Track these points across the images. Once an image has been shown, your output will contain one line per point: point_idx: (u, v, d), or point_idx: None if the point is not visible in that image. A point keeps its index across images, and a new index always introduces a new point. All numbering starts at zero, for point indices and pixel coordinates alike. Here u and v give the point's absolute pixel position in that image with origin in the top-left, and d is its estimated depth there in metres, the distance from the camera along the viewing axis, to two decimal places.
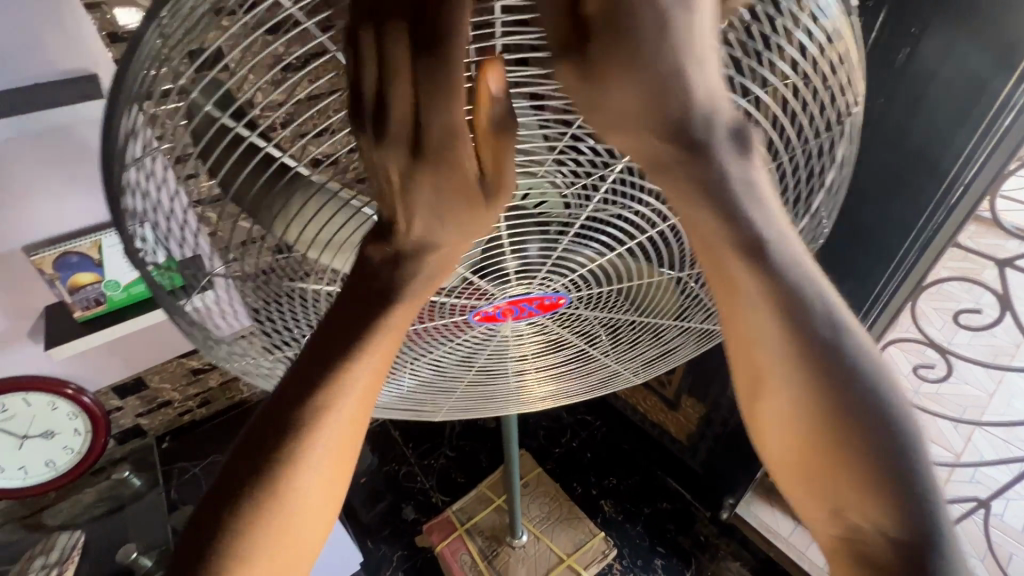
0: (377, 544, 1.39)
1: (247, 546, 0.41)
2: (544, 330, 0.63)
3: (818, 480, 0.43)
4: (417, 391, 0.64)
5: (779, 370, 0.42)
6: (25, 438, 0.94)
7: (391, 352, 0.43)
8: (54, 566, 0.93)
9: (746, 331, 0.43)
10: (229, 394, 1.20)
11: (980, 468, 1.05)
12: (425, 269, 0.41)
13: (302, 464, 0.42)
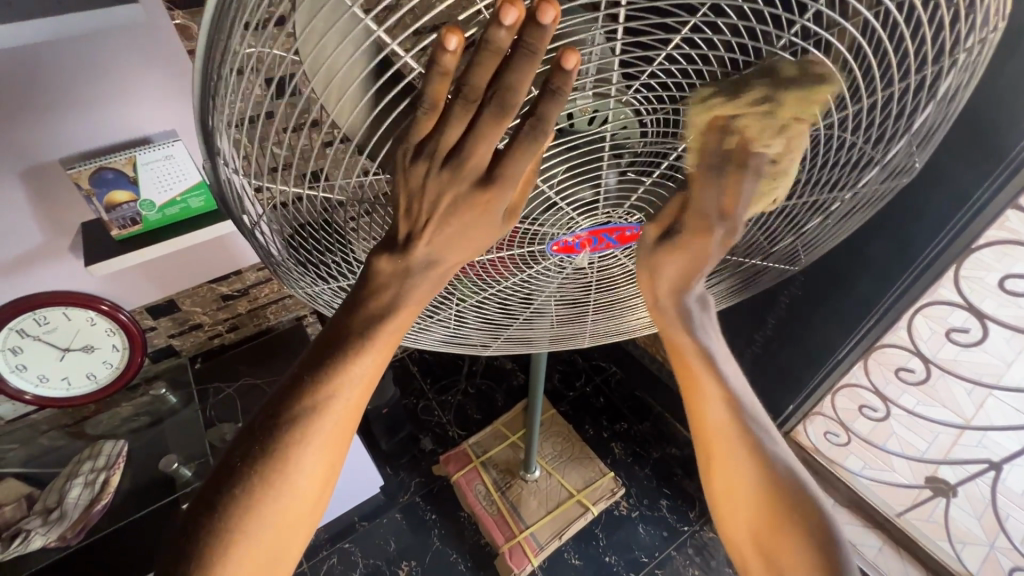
0: (395, 470, 1.44)
1: (240, 531, 0.40)
2: (604, 271, 0.62)
3: (771, 547, 0.54)
4: (469, 329, 0.65)
5: (731, 437, 0.55)
6: (67, 350, 0.97)
7: (389, 353, 0.43)
8: (104, 469, 1.00)
9: (707, 428, 0.56)
10: (257, 321, 1.23)
11: (988, 434, 1.05)
12: (432, 276, 0.42)
13: (295, 461, 0.41)
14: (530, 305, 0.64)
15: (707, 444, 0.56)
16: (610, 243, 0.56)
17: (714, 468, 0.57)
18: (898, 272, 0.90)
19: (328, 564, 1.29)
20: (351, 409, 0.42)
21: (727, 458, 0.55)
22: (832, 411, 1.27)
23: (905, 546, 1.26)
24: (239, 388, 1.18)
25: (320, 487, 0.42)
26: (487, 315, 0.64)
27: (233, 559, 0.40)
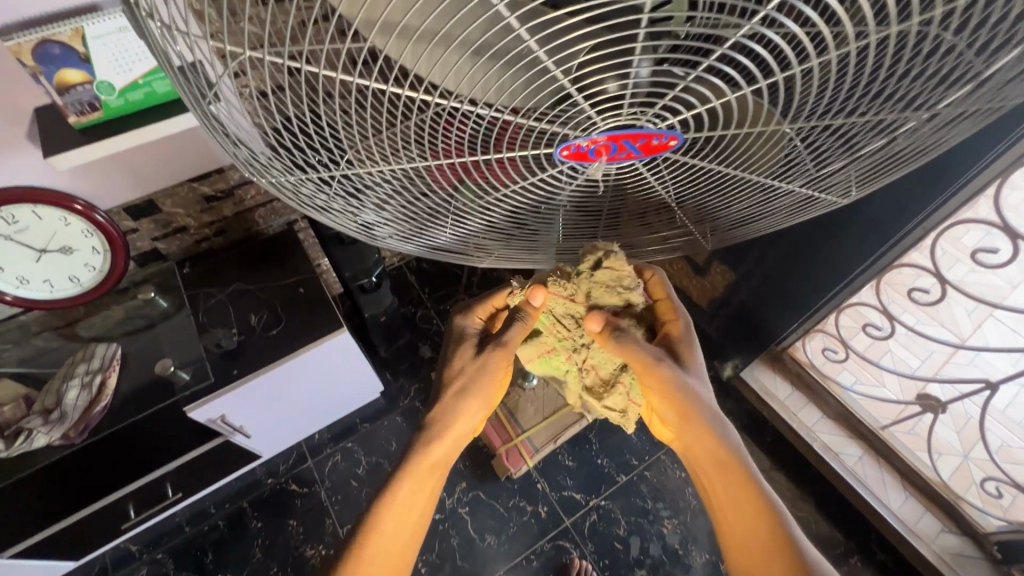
0: (395, 376, 1.47)
1: (369, 542, 0.69)
2: (634, 181, 0.52)
3: None
4: (467, 238, 0.58)
5: (743, 513, 0.65)
6: (43, 252, 0.92)
7: (457, 439, 0.73)
8: (98, 371, 0.98)
9: (725, 507, 0.67)
10: (244, 224, 1.15)
11: (981, 353, 1.06)
12: (475, 405, 0.73)
13: (402, 498, 0.70)
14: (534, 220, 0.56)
15: (717, 494, 0.68)
16: (631, 154, 0.43)
17: (724, 515, 0.68)
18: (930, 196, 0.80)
19: (332, 461, 1.35)
20: (425, 483, 0.71)
21: (737, 515, 0.66)
22: (833, 328, 1.26)
23: (885, 456, 1.30)
24: (229, 293, 1.09)
25: (410, 535, 0.71)
26: (485, 226, 0.56)
27: (367, 556, 0.68)
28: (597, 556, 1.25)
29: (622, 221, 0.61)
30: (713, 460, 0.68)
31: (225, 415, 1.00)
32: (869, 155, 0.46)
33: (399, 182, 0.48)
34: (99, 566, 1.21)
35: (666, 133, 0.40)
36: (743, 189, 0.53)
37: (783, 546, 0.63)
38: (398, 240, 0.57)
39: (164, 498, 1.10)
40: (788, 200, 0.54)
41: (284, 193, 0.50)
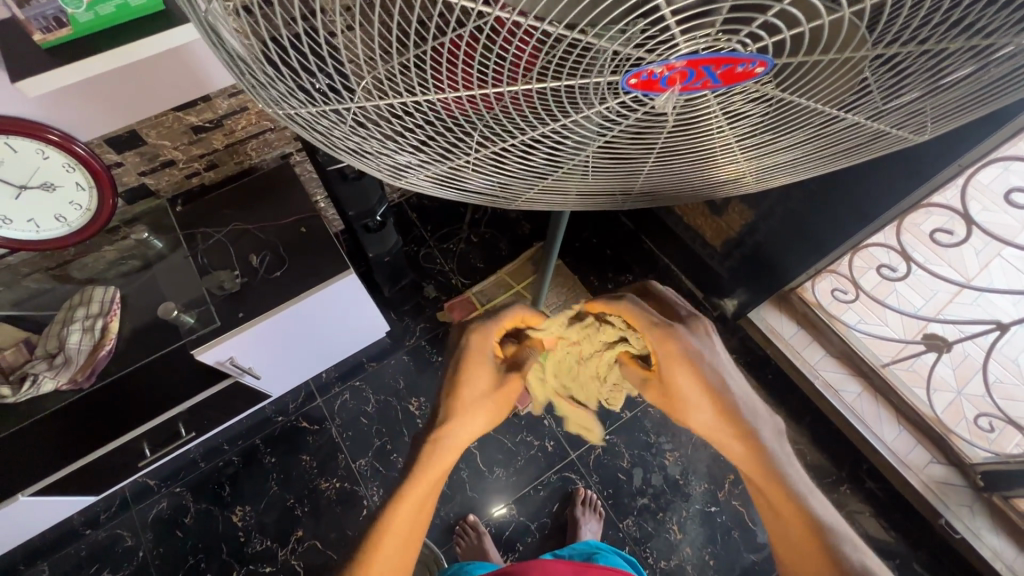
0: (400, 316, 1.45)
1: (371, 550, 0.61)
2: (690, 120, 0.44)
3: (775, 515, 0.59)
4: (493, 181, 0.52)
5: (713, 422, 0.65)
6: (22, 189, 0.86)
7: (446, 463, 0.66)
8: (99, 315, 0.93)
9: (695, 423, 0.67)
10: (237, 160, 1.12)
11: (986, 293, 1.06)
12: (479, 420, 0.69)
13: (398, 504, 0.62)
14: (569, 166, 0.50)
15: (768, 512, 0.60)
16: (707, 83, 0.37)
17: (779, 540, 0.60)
18: (976, 131, 0.74)
19: (341, 400, 1.36)
20: (433, 492, 0.65)
21: (786, 539, 0.58)
22: (846, 269, 1.25)
23: (882, 393, 1.33)
24: (228, 234, 1.04)
25: (409, 546, 0.63)
26: (517, 171, 0.50)
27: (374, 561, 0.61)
28: (602, 486, 1.30)
29: (662, 171, 0.53)
30: (753, 475, 0.61)
31: (234, 356, 0.98)
32: (951, 88, 0.39)
33: (427, 112, 0.41)
34: (119, 499, 1.24)
35: (755, 60, 0.34)
36: (808, 127, 0.45)
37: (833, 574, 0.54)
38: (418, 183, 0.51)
39: (178, 437, 1.11)
40: (856, 140, 0.46)
41: (296, 119, 0.44)
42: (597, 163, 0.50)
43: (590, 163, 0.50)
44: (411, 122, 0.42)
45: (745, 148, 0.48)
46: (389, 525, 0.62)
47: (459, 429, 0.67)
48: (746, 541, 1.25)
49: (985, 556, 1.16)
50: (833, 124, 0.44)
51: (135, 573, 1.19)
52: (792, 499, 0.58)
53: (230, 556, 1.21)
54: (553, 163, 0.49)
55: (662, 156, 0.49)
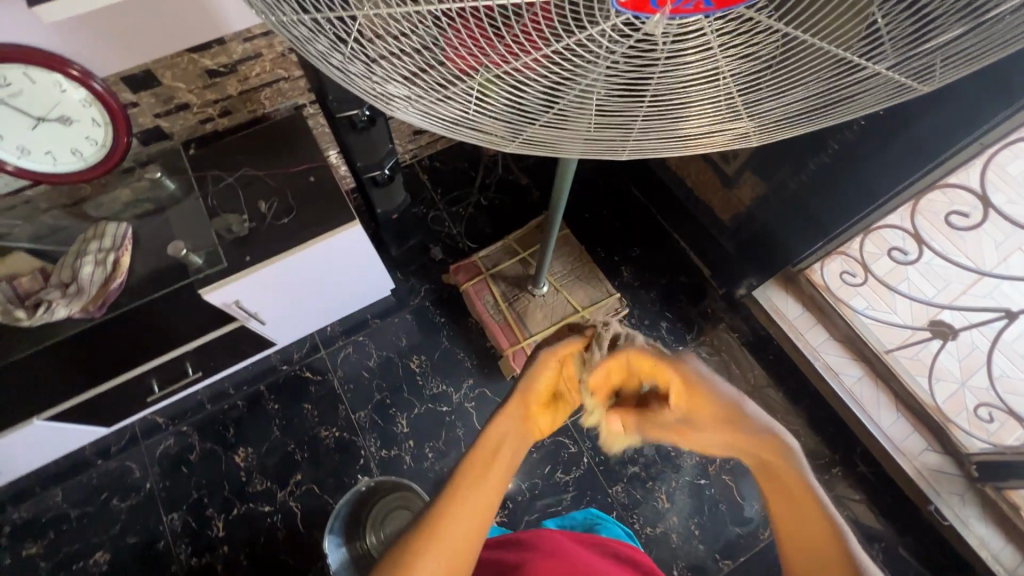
0: (406, 276, 1.47)
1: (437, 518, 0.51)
2: (686, 56, 0.43)
3: (779, 511, 0.53)
4: (485, 121, 0.50)
5: (706, 439, 0.58)
6: (40, 121, 0.87)
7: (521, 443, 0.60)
8: (111, 250, 0.94)
9: (688, 439, 0.60)
10: (250, 107, 1.12)
11: (1006, 283, 1.05)
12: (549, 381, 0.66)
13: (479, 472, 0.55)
14: (564, 107, 0.48)
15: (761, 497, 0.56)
16: (700, 5, 0.38)
17: (786, 547, 0.52)
18: (989, 103, 0.73)
19: (344, 353, 1.39)
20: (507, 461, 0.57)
21: (798, 541, 0.51)
22: (856, 251, 1.23)
23: (883, 379, 1.31)
24: (238, 179, 1.05)
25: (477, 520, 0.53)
26: (531, 118, 0.50)
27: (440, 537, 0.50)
28: (594, 453, 1.32)
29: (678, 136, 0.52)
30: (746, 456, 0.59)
31: (240, 300, 1.01)
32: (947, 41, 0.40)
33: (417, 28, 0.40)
34: (129, 433, 1.29)
35: None
36: (819, 75, 0.45)
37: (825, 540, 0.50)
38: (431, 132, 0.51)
39: (184, 375, 1.15)
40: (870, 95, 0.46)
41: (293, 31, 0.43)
42: (593, 107, 0.48)
43: (605, 117, 0.49)
44: (422, 51, 0.42)
45: (751, 94, 0.47)
46: (461, 488, 0.53)
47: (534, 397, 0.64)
48: (733, 514, 1.26)
49: (971, 543, 1.16)
50: (846, 72, 0.44)
51: (141, 502, 1.25)
52: (804, 495, 0.52)
53: (231, 494, 1.26)
54: (548, 103, 0.47)
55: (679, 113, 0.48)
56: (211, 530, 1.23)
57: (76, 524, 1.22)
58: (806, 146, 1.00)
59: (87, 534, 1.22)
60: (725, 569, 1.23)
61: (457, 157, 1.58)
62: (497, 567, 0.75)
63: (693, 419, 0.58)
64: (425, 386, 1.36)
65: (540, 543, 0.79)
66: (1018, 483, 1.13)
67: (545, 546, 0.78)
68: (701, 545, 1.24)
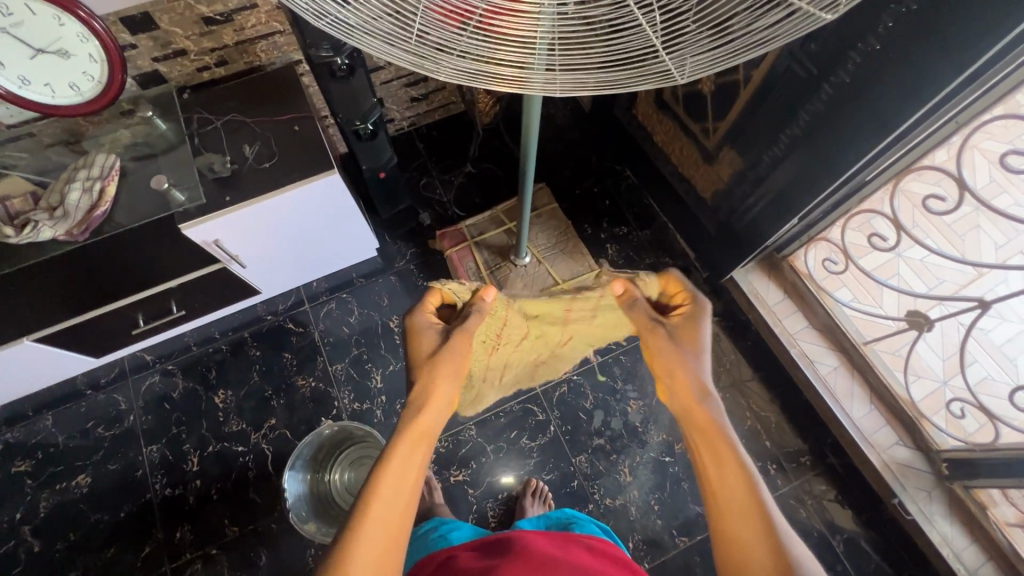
0: (393, 240, 1.50)
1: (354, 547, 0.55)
2: None
3: (715, 468, 0.62)
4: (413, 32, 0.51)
5: (689, 390, 0.70)
6: (39, 52, 0.93)
7: (422, 449, 0.65)
8: (98, 178, 0.99)
9: (674, 378, 0.71)
10: (246, 59, 1.16)
11: (1012, 275, 0.96)
12: (439, 371, 0.74)
13: (386, 480, 0.60)
14: (487, 18, 0.49)
15: (701, 458, 0.64)
16: None
17: (716, 497, 0.61)
18: (948, 72, 0.72)
19: (327, 308, 1.43)
20: (415, 460, 0.63)
21: (725, 486, 0.60)
22: (839, 238, 1.22)
23: (860, 370, 1.29)
24: (227, 124, 1.10)
25: (395, 530, 0.57)
26: (459, 32, 0.51)
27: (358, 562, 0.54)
28: (561, 422, 1.33)
29: (606, 81, 0.54)
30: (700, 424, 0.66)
31: (220, 240, 1.05)
32: None
33: None
34: (119, 368, 1.36)
35: None
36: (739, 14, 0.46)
37: (754, 509, 0.58)
38: (367, 47, 0.52)
39: (169, 313, 1.20)
40: (787, 35, 0.47)
41: None
42: (514, 20, 0.49)
43: (532, 35, 0.50)
44: None
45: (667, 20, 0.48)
46: (370, 514, 0.57)
47: (434, 393, 0.71)
48: (694, 493, 1.27)
49: (933, 539, 1.14)
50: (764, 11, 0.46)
51: (124, 433, 1.31)
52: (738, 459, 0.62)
53: (208, 432, 1.31)
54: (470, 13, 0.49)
55: (607, 46, 0.50)
56: (187, 465, 1.28)
57: (62, 447, 1.29)
58: (783, 120, 1.00)
59: (72, 458, 1.28)
60: (681, 545, 1.23)
61: (454, 128, 1.61)
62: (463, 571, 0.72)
63: (691, 365, 0.72)
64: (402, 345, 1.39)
65: (512, 546, 0.75)
66: (986, 482, 1.11)
67: (517, 547, 0.74)
68: (658, 520, 1.25)
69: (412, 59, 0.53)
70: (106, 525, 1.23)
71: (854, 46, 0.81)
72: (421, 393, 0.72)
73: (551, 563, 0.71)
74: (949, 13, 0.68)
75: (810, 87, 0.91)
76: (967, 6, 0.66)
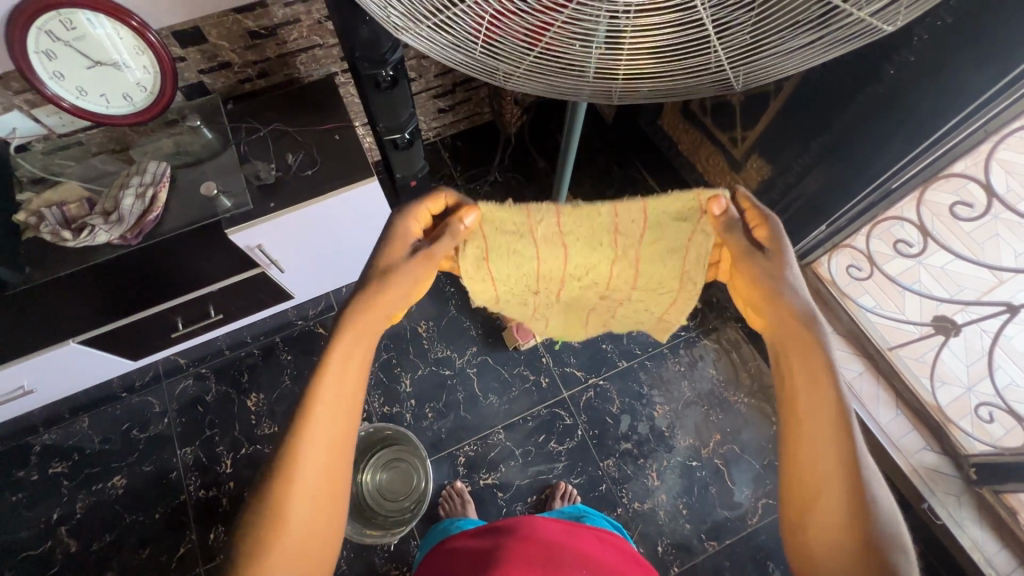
0: None
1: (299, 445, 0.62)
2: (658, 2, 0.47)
3: (814, 411, 0.65)
4: (487, 52, 0.56)
5: (797, 331, 0.70)
6: (97, 64, 0.97)
7: (357, 354, 0.69)
8: (150, 184, 1.03)
9: (784, 317, 0.70)
10: (286, 71, 1.21)
11: None
12: (394, 282, 0.71)
13: (325, 386, 0.65)
14: (554, 45, 0.53)
15: (794, 386, 0.69)
16: None
17: (800, 436, 0.66)
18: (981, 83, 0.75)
19: None
20: (354, 363, 0.68)
21: (813, 425, 0.65)
22: (863, 245, 1.24)
23: (886, 376, 1.31)
24: (271, 132, 1.14)
25: (342, 431, 0.65)
26: (528, 54, 0.55)
27: (302, 460, 0.61)
28: (588, 426, 1.35)
29: (661, 84, 0.56)
30: (797, 363, 0.69)
31: (262, 245, 1.08)
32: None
33: None
34: (153, 371, 1.38)
35: None
36: (791, 35, 0.50)
37: (840, 453, 0.63)
38: (447, 63, 0.57)
39: (207, 316, 1.23)
40: (840, 49, 0.50)
41: None
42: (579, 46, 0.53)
43: (596, 58, 0.54)
44: None
45: (726, 45, 0.51)
46: (315, 412, 0.63)
47: (378, 298, 0.71)
48: (723, 497, 1.28)
49: (964, 544, 1.15)
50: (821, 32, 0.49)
51: (159, 435, 1.33)
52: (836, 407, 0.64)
53: (241, 434, 1.33)
54: (539, 40, 0.53)
55: (664, 59, 0.53)
56: (220, 467, 1.30)
57: (98, 449, 1.31)
58: (812, 130, 1.03)
59: (108, 459, 1.30)
60: (710, 549, 1.24)
61: (478, 137, 1.64)
62: (466, 550, 0.74)
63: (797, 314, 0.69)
64: (431, 349, 1.42)
65: (512, 527, 0.77)
66: (1016, 487, 1.11)
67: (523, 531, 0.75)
68: (687, 524, 1.26)
69: (486, 73, 0.58)
70: (141, 526, 1.25)
71: (888, 57, 0.83)
72: (365, 297, 0.70)
73: (554, 548, 0.73)
74: (978, 30, 0.72)
75: (842, 96, 0.94)
76: (996, 24, 0.70)
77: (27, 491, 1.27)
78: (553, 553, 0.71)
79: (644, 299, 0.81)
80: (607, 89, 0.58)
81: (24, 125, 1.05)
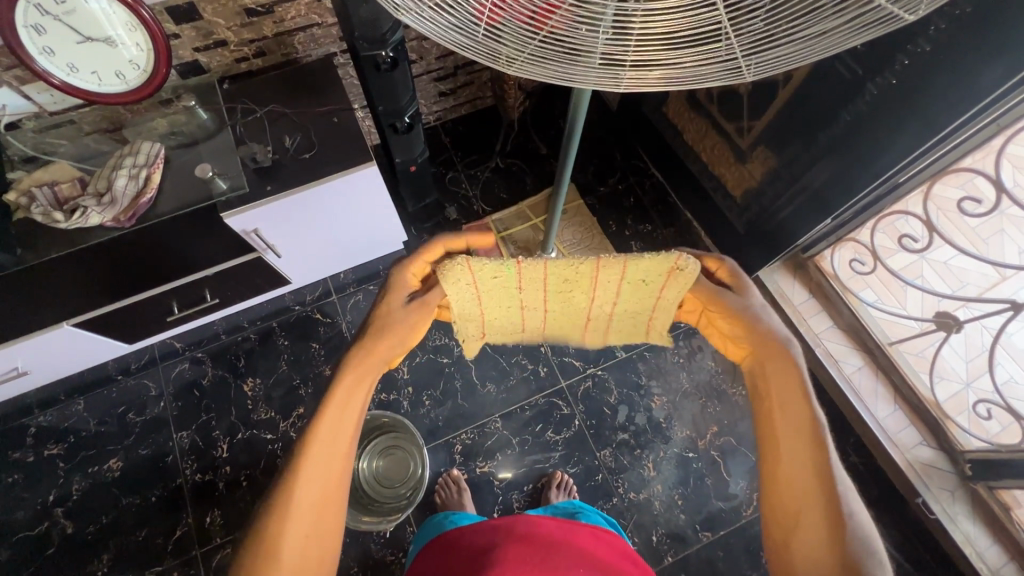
0: (421, 233, 1.51)
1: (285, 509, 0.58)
2: None
3: (793, 451, 0.62)
4: (490, 30, 0.53)
5: (782, 367, 0.65)
6: (88, 40, 0.94)
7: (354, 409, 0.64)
8: (144, 165, 1.01)
9: (767, 365, 0.66)
10: (285, 51, 1.17)
11: None
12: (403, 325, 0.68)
13: (318, 444, 0.60)
14: (561, 20, 0.50)
15: (774, 432, 0.64)
16: None
17: (776, 479, 0.62)
18: (993, 78, 0.73)
19: (354, 300, 1.44)
20: (348, 422, 0.63)
21: (797, 466, 0.61)
22: (867, 240, 1.22)
23: (885, 371, 1.30)
24: (268, 114, 1.11)
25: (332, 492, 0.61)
26: (534, 32, 0.52)
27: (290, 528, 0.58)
28: (585, 416, 1.34)
29: (673, 74, 0.53)
30: (777, 401, 0.64)
31: (258, 229, 1.06)
32: None
33: None
34: (149, 355, 1.37)
35: None
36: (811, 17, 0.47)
37: (824, 487, 0.59)
38: (446, 43, 0.54)
39: (203, 301, 1.22)
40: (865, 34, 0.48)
41: None
42: (588, 21, 0.50)
43: (605, 38, 0.51)
44: None
45: (743, 26, 0.48)
46: (303, 474, 0.59)
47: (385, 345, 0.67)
48: (718, 489, 1.28)
49: (957, 538, 1.15)
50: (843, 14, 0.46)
51: (155, 419, 1.32)
52: (817, 447, 0.61)
53: (238, 420, 1.33)
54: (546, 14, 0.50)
55: (677, 40, 0.50)
56: (216, 451, 1.30)
57: (94, 432, 1.31)
58: (822, 121, 1.01)
59: (104, 442, 1.30)
60: (704, 540, 1.24)
61: (480, 123, 1.61)
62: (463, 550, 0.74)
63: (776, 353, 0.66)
64: (429, 336, 1.40)
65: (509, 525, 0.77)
66: (1011, 483, 1.12)
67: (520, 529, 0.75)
68: (682, 514, 1.26)
69: (489, 55, 0.55)
70: (137, 508, 1.25)
71: (903, 47, 0.81)
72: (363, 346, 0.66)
73: (551, 546, 0.73)
74: (994, 23, 0.70)
75: (853, 88, 0.92)
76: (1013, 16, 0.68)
77: (24, 472, 1.27)
78: (549, 550, 0.71)
79: (623, 329, 0.76)
80: (617, 74, 0.55)
81: (14, 102, 1.02)
